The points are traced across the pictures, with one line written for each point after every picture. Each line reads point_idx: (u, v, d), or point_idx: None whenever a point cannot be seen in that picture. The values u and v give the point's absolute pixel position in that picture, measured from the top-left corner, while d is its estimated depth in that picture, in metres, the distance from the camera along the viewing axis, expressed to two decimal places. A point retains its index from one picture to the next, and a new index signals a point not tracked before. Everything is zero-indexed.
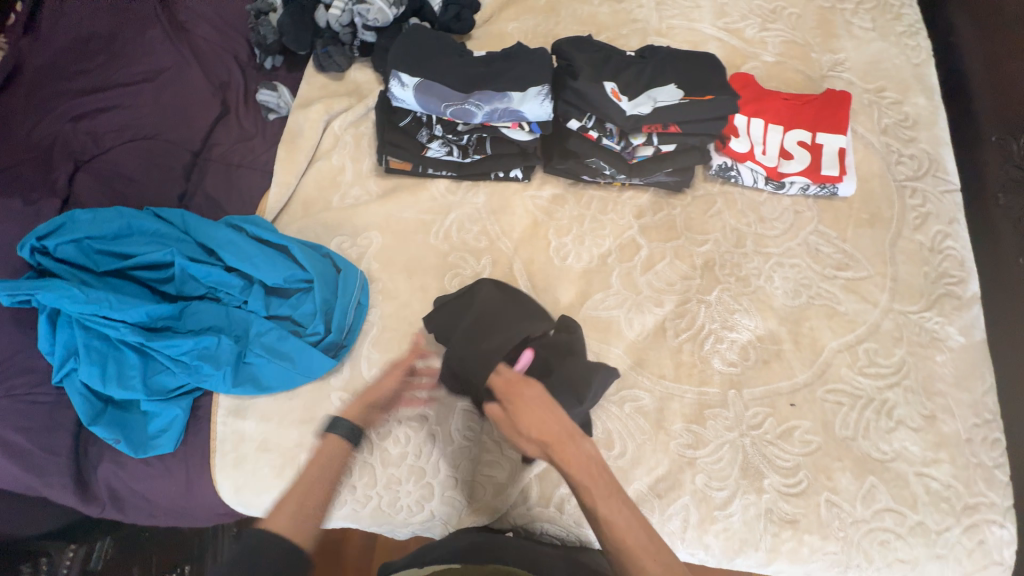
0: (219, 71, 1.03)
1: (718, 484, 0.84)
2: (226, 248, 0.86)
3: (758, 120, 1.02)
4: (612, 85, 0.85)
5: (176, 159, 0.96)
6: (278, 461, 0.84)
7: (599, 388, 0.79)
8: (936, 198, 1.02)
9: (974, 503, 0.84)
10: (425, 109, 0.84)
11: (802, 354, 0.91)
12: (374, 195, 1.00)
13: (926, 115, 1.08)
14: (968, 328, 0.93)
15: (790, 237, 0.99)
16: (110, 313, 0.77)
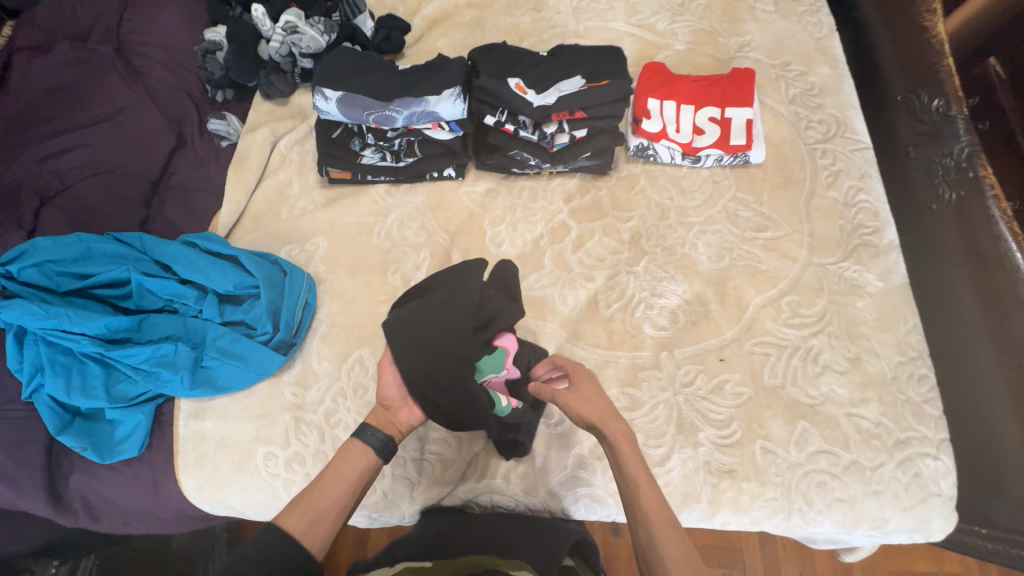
0: (173, 108, 1.13)
1: (656, 442, 0.87)
2: (180, 262, 0.93)
3: (670, 102, 1.09)
4: (518, 81, 0.93)
5: (135, 189, 1.05)
6: (238, 456, 0.89)
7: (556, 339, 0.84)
8: (846, 156, 1.07)
9: (905, 438, 0.86)
10: (350, 119, 0.95)
11: (729, 312, 0.96)
12: (319, 205, 1.08)
13: (831, 82, 1.15)
14: (886, 273, 0.97)
15: (710, 206, 1.05)
16: (71, 327, 0.83)
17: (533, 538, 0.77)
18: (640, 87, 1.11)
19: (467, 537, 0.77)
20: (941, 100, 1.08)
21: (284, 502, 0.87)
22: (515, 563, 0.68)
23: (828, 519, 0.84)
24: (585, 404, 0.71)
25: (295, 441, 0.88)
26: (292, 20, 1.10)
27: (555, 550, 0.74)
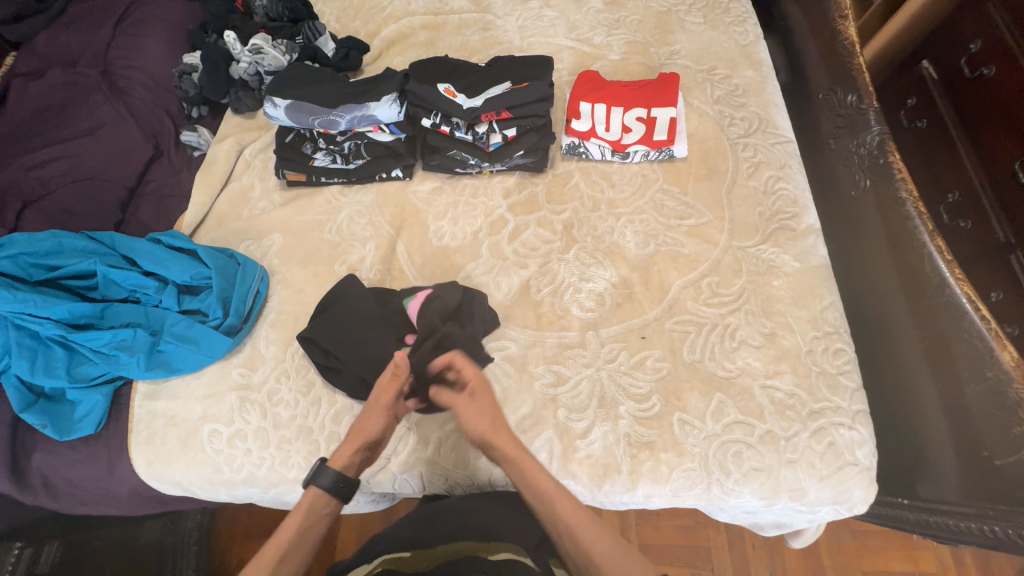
0: (151, 122, 1.25)
1: (578, 416, 0.91)
2: (142, 256, 1.02)
3: (601, 105, 1.17)
4: (447, 86, 1.04)
5: (112, 194, 1.15)
6: (185, 434, 0.95)
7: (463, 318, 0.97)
8: (766, 149, 1.14)
9: (819, 409, 0.89)
10: (298, 124, 1.05)
11: (652, 293, 1.01)
12: (277, 205, 1.17)
13: (754, 84, 1.23)
14: (803, 255, 1.02)
15: (639, 197, 1.12)
16: (37, 311, 0.92)
17: (506, 511, 0.84)
18: (573, 92, 1.20)
19: (441, 518, 0.82)
20: (855, 95, 1.13)
21: (227, 477, 0.92)
22: (494, 545, 0.74)
23: (747, 489, 0.86)
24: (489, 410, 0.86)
25: (239, 419, 0.94)
26: (259, 43, 1.24)
27: (528, 522, 0.82)
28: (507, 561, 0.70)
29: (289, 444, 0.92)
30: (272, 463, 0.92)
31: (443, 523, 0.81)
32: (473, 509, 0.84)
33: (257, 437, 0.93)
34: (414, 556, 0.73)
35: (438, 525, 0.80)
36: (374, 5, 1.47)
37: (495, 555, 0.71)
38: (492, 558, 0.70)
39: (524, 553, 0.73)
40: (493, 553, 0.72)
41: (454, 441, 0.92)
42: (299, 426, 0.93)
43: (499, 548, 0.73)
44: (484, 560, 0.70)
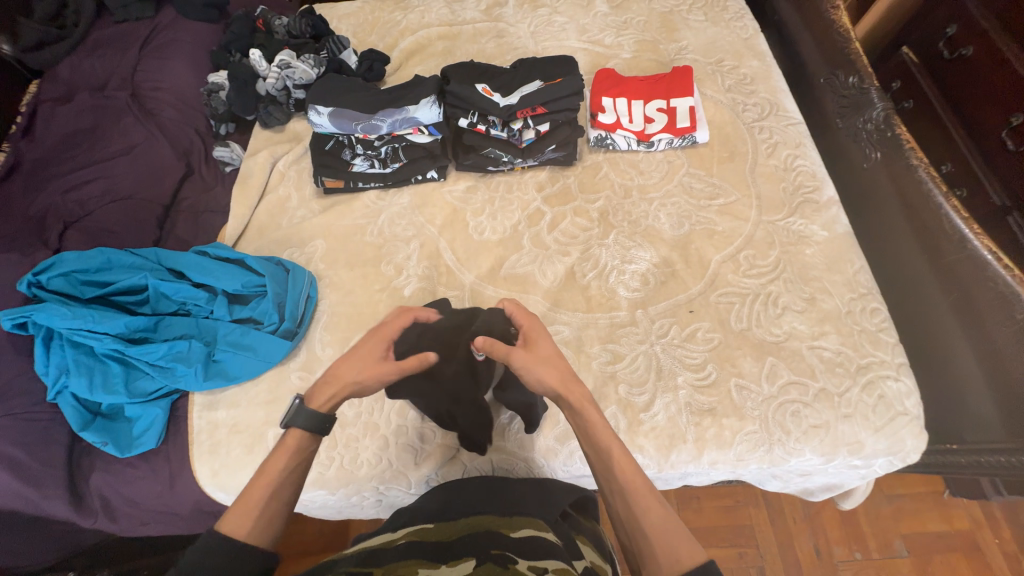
0: (182, 141, 1.27)
1: (638, 391, 0.94)
2: (192, 268, 1.02)
3: (621, 98, 1.23)
4: (484, 86, 1.10)
5: (149, 212, 1.15)
6: (249, 440, 0.94)
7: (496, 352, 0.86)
8: (781, 130, 1.21)
9: (865, 363, 0.94)
10: (341, 130, 1.10)
11: (693, 270, 1.05)
12: (316, 212, 1.19)
13: (761, 73, 1.31)
14: (830, 224, 1.08)
15: (668, 182, 1.17)
16: (95, 327, 0.92)
17: (534, 492, 0.80)
18: (594, 88, 1.26)
19: (467, 497, 0.79)
20: (856, 76, 1.22)
21: None
22: (517, 521, 0.69)
23: (808, 446, 0.90)
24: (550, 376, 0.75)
25: None
26: (285, 58, 1.26)
27: (554, 501, 0.78)
28: (528, 537, 0.65)
29: (357, 441, 0.93)
30: (341, 463, 0.92)
31: (470, 501, 0.77)
32: (510, 489, 0.81)
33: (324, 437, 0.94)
34: (436, 527, 0.69)
35: (463, 502, 0.77)
36: (388, 20, 1.52)
37: (517, 532, 0.66)
38: (514, 535, 0.65)
39: (548, 529, 0.68)
40: (514, 530, 0.67)
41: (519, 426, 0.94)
42: (365, 424, 0.94)
43: (521, 524, 0.68)
44: (504, 536, 0.65)
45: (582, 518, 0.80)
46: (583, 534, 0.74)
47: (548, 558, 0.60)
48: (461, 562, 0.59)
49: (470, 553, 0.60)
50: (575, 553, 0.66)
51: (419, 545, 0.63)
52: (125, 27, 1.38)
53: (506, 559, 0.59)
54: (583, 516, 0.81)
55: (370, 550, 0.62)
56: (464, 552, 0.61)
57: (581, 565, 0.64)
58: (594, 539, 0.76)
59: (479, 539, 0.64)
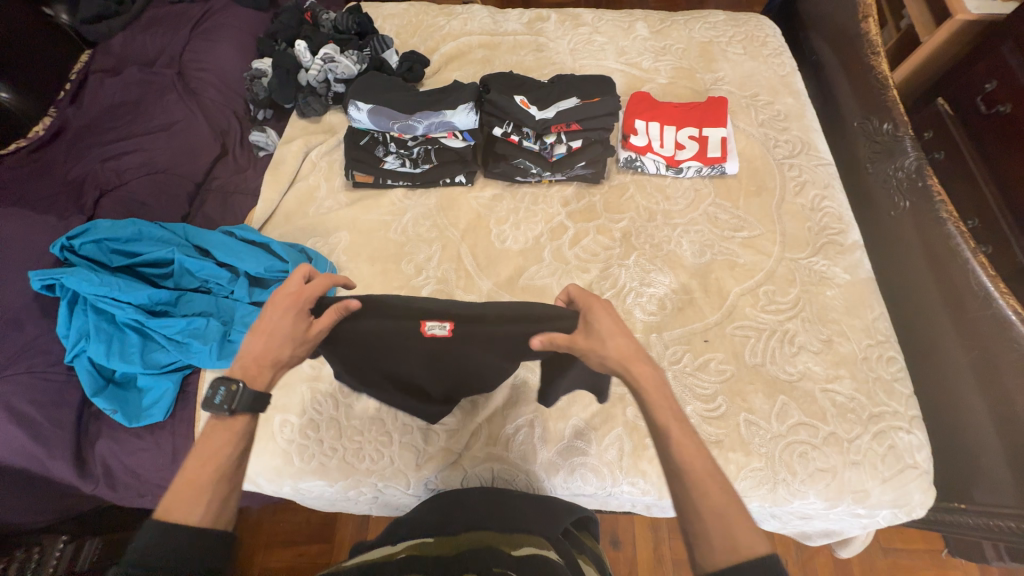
0: (220, 123, 1.30)
1: (646, 415, 0.94)
2: (218, 247, 1.04)
3: (654, 123, 1.24)
4: (522, 98, 1.11)
5: (181, 188, 1.18)
6: (256, 423, 0.95)
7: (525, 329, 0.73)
8: (810, 169, 1.22)
9: (878, 412, 0.93)
10: (377, 126, 1.11)
11: (712, 299, 1.05)
12: (344, 204, 1.21)
13: (795, 110, 1.32)
14: (852, 267, 1.08)
15: (692, 210, 1.18)
16: (119, 295, 0.94)
17: (538, 509, 0.80)
18: (628, 110, 1.27)
19: (468, 511, 0.79)
20: (891, 123, 1.21)
21: (296, 468, 0.92)
22: (518, 539, 0.70)
23: (812, 489, 0.88)
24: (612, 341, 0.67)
25: (310, 409, 0.95)
26: (330, 53, 1.30)
27: (556, 518, 0.77)
28: (529, 556, 0.65)
29: (362, 436, 0.93)
30: (344, 454, 0.92)
31: (471, 515, 0.78)
32: (511, 504, 0.82)
33: (330, 427, 0.94)
34: (437, 542, 0.70)
35: (464, 517, 0.77)
36: (431, 24, 1.55)
37: (519, 550, 0.66)
38: (515, 552, 0.66)
39: (549, 546, 0.69)
40: (516, 547, 0.67)
41: (524, 437, 0.94)
42: (371, 418, 0.94)
43: (523, 542, 0.69)
44: (505, 553, 0.65)
45: (583, 536, 0.80)
46: (585, 553, 0.74)
47: None
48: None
49: (472, 569, 0.61)
50: (576, 573, 0.66)
51: (420, 558, 0.64)
52: (178, 7, 1.42)
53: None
54: (585, 535, 0.80)
55: (371, 562, 0.62)
56: (465, 567, 0.61)
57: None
58: (596, 559, 0.76)
59: (479, 554, 0.64)
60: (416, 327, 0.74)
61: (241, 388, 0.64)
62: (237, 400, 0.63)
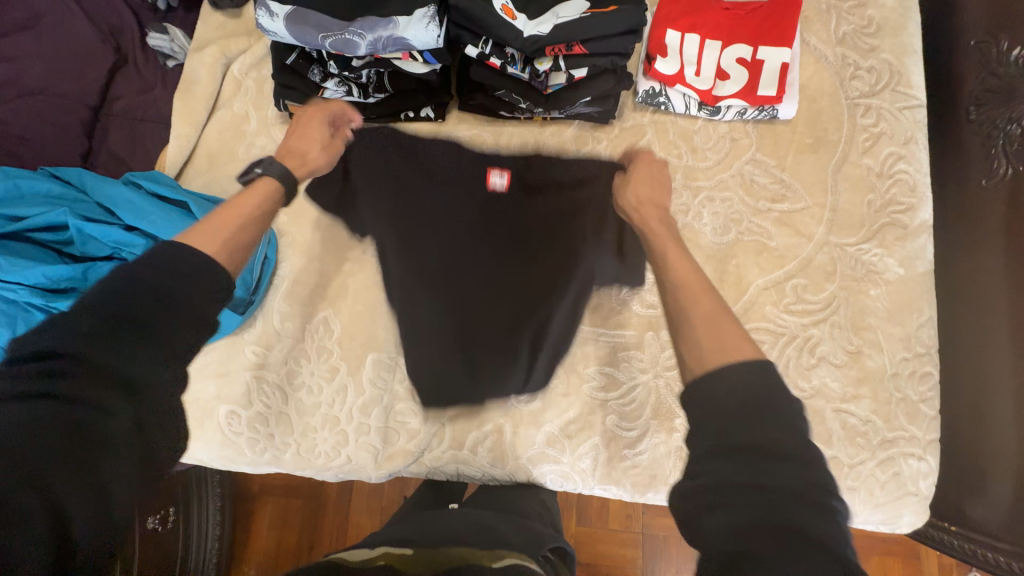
0: (108, 17, 0.97)
1: (628, 425, 0.84)
2: (122, 206, 0.84)
3: (693, 36, 0.90)
4: (504, 2, 0.78)
5: (72, 116, 0.93)
6: (199, 415, 0.86)
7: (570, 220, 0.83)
8: (892, 115, 0.91)
9: (892, 437, 0.82)
10: (303, 43, 0.80)
11: (726, 293, 0.87)
12: (280, 144, 0.95)
13: (894, 18, 0.94)
14: (910, 259, 0.86)
15: (724, 169, 0.91)
16: (5, 276, 0.77)
17: (518, 524, 0.76)
18: (659, 14, 0.91)
19: (445, 525, 0.74)
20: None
21: (249, 458, 0.86)
22: (498, 553, 0.66)
23: None
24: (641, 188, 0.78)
25: (257, 402, 0.86)
26: None
27: (538, 538, 0.73)
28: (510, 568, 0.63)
29: (315, 432, 0.86)
30: (298, 450, 0.86)
31: (449, 529, 0.73)
32: (486, 515, 0.77)
33: (281, 422, 0.86)
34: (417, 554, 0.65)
35: (442, 530, 0.72)
36: None
37: (498, 562, 0.63)
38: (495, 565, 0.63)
39: (528, 559, 0.66)
40: (495, 561, 0.64)
41: (492, 441, 0.86)
42: (324, 415, 0.86)
43: (502, 556, 0.66)
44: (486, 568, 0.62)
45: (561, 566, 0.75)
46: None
47: None
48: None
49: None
50: None
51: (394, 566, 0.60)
52: None
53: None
54: (563, 569, 0.75)
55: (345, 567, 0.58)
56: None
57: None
58: None
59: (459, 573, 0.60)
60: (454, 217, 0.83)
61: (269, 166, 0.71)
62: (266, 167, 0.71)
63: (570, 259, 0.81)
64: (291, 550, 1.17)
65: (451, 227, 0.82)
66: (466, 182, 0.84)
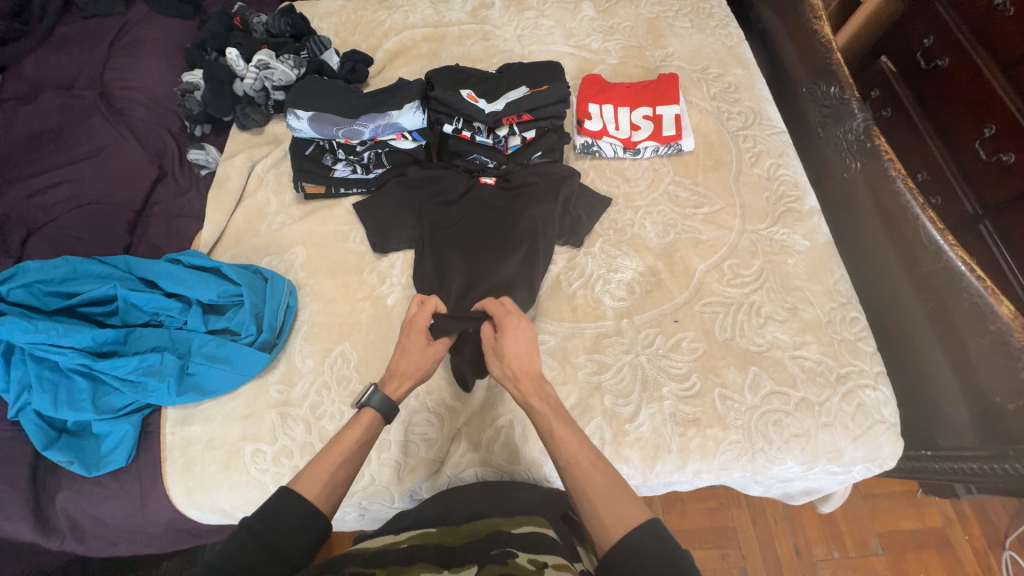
0: (155, 144, 1.23)
1: (624, 401, 0.94)
2: (163, 277, 0.98)
3: (608, 105, 1.23)
4: (469, 93, 1.09)
5: (119, 218, 1.10)
6: (226, 457, 0.92)
7: (535, 215, 1.10)
8: (764, 139, 1.22)
9: (845, 372, 0.95)
10: (321, 134, 1.08)
11: (678, 279, 1.06)
12: (297, 218, 1.16)
13: (745, 81, 1.32)
14: (811, 233, 1.10)
15: (653, 190, 1.17)
16: (58, 341, 0.87)
17: (539, 495, 0.83)
18: (581, 94, 1.25)
19: (468, 503, 0.81)
20: (837, 87, 1.24)
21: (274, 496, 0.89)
22: (518, 521, 0.72)
23: (789, 455, 0.91)
24: (581, 201, 1.14)
25: (282, 436, 0.92)
26: (264, 59, 1.22)
27: (557, 501, 0.81)
28: (528, 533, 0.68)
29: None
30: None
31: (471, 507, 0.80)
32: (506, 492, 0.85)
33: (305, 452, 0.91)
34: (440, 531, 0.72)
35: (463, 508, 0.80)
36: (371, 19, 1.48)
37: (517, 528, 0.69)
38: (515, 532, 0.68)
39: (546, 525, 0.71)
40: (516, 527, 0.70)
41: (505, 437, 0.93)
42: None
43: (522, 522, 0.71)
44: (505, 533, 0.68)
45: (587, 526, 0.82)
46: (585, 541, 0.75)
47: (547, 554, 0.62)
48: (463, 567, 0.61)
49: (472, 559, 0.63)
50: (572, 550, 0.68)
51: (421, 547, 0.67)
52: (94, 22, 1.36)
53: (505, 556, 0.62)
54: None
55: (374, 552, 0.64)
56: (466, 559, 0.63)
57: (581, 566, 0.66)
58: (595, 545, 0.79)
59: (482, 543, 0.66)
60: (448, 231, 1.10)
61: (375, 390, 0.75)
62: (371, 396, 0.74)
63: (539, 240, 1.07)
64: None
65: (446, 236, 1.09)
66: (453, 205, 1.12)
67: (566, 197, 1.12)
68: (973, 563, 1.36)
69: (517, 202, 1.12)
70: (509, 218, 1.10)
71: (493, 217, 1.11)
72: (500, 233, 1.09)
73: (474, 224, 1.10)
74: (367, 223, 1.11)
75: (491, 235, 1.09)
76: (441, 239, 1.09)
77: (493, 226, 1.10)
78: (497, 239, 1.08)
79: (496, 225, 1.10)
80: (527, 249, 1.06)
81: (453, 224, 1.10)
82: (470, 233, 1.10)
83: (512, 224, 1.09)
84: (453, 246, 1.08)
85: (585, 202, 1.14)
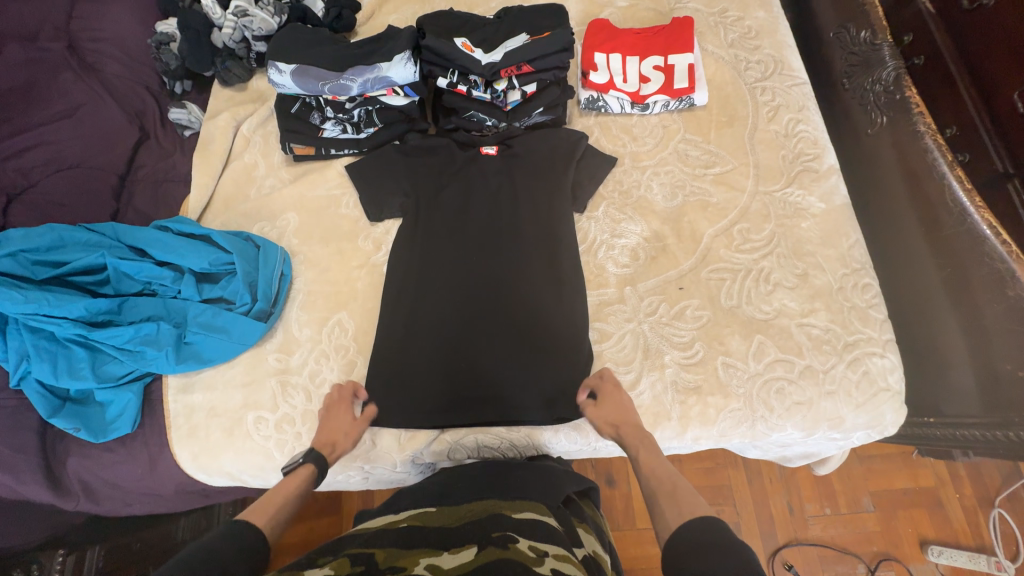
0: (133, 102, 1.16)
1: (624, 369, 0.93)
2: (153, 245, 0.95)
3: (615, 54, 1.13)
4: (463, 41, 1.00)
5: (103, 183, 1.06)
6: (229, 424, 0.93)
7: (540, 187, 1.04)
8: (784, 91, 1.13)
9: (853, 341, 0.93)
10: (306, 91, 1.01)
11: (685, 244, 1.01)
12: (287, 181, 1.11)
13: (768, 25, 1.21)
14: (827, 195, 1.03)
15: (661, 149, 1.10)
16: (50, 311, 0.86)
17: (538, 477, 0.84)
18: (586, 42, 1.15)
19: (467, 482, 0.82)
20: (868, 31, 1.14)
21: (278, 462, 0.91)
22: (518, 504, 0.73)
23: (790, 422, 0.90)
24: (591, 168, 1.06)
25: (283, 403, 0.93)
26: (242, 5, 1.11)
27: (558, 487, 0.82)
28: (530, 520, 0.69)
29: None
30: None
31: (472, 484, 0.81)
32: (508, 471, 0.85)
33: (306, 420, 0.92)
34: (440, 510, 0.74)
35: (464, 487, 0.81)
36: None
37: (519, 513, 0.70)
38: (516, 517, 0.69)
39: (546, 512, 0.72)
40: (517, 512, 0.71)
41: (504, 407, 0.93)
42: None
43: (522, 508, 0.72)
44: (507, 517, 0.69)
45: (584, 504, 0.85)
46: (585, 522, 0.79)
47: (549, 544, 0.64)
48: (463, 549, 0.63)
49: (472, 540, 0.64)
50: (573, 539, 0.70)
51: (421, 528, 0.68)
52: None
53: (506, 540, 0.63)
54: (586, 503, 0.86)
55: (376, 532, 0.66)
56: (466, 540, 0.65)
57: (580, 553, 0.68)
58: (593, 525, 0.82)
59: (483, 524, 0.68)
60: (446, 200, 1.04)
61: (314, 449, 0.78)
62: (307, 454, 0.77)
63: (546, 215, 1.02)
64: (313, 509, 1.37)
65: (443, 208, 1.04)
66: (450, 172, 1.06)
67: (577, 170, 1.06)
68: (961, 521, 1.39)
69: (518, 170, 1.06)
70: (510, 189, 1.05)
71: (493, 186, 1.06)
72: (500, 205, 1.04)
73: (473, 194, 1.05)
74: (358, 187, 1.06)
75: (491, 208, 1.04)
76: (438, 211, 1.04)
77: (494, 197, 1.05)
78: (499, 212, 1.04)
79: (497, 196, 1.05)
80: (532, 224, 1.02)
81: (450, 194, 1.05)
82: (469, 203, 1.04)
83: (514, 196, 1.04)
84: (452, 220, 1.03)
85: (593, 168, 1.06)
